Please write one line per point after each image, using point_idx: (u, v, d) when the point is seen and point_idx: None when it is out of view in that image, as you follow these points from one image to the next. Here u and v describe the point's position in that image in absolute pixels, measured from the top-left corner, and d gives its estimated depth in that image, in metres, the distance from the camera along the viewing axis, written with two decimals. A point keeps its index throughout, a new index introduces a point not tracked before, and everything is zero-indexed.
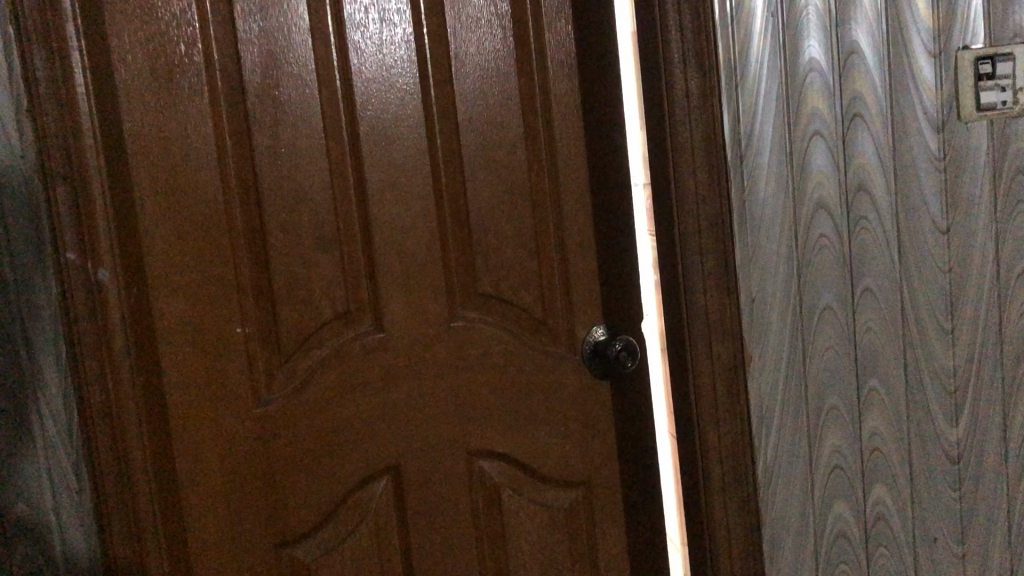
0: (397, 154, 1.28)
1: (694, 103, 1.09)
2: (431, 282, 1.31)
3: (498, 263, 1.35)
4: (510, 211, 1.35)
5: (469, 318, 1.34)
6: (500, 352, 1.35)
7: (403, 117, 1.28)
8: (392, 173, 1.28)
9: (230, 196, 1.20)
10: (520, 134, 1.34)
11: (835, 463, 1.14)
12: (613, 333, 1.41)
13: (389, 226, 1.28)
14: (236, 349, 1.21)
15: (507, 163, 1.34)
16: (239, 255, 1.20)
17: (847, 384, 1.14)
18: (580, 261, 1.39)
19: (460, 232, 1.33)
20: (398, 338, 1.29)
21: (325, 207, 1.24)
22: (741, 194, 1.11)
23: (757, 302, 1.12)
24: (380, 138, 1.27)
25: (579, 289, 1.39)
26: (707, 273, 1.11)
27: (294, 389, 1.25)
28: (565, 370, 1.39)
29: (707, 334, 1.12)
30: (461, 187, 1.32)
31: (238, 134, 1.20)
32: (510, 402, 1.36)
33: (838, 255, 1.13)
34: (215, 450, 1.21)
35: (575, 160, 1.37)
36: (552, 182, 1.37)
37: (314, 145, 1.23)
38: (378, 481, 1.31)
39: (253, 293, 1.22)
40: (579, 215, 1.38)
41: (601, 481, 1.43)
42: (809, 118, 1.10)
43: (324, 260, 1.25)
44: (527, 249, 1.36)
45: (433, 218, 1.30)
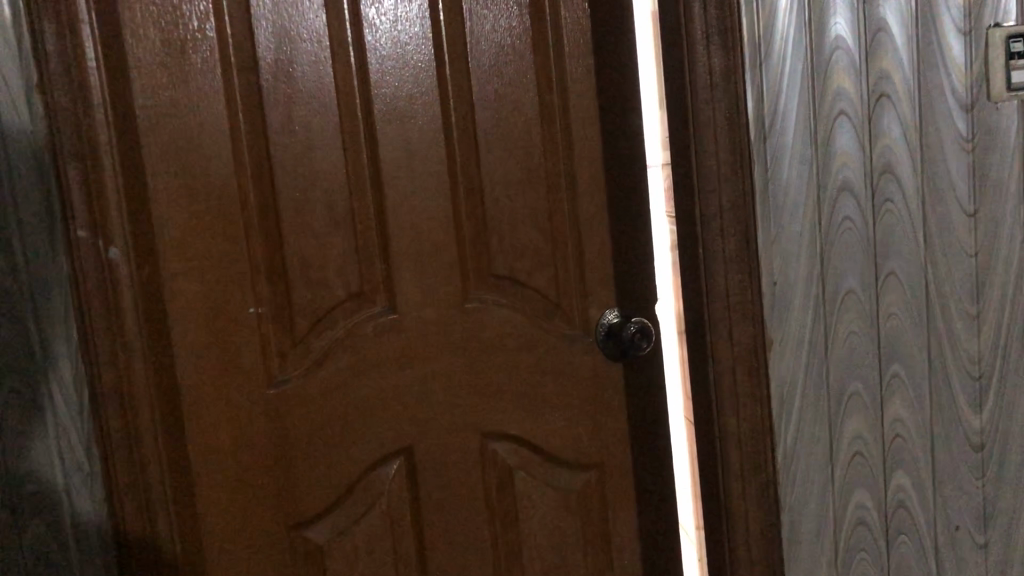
0: (412, 132, 1.25)
1: (717, 80, 1.08)
2: (445, 262, 1.29)
3: (512, 244, 1.33)
4: (526, 191, 1.33)
5: (484, 299, 1.32)
6: (514, 334, 1.34)
7: (418, 95, 1.26)
8: (407, 151, 1.25)
9: (243, 174, 1.18)
10: (536, 113, 1.32)
11: (856, 450, 1.13)
12: (627, 316, 1.39)
13: (404, 205, 1.26)
14: (249, 329, 1.20)
15: (523, 143, 1.32)
16: (252, 235, 1.19)
17: (869, 369, 1.12)
18: (595, 243, 1.37)
19: (475, 213, 1.31)
20: (412, 318, 1.28)
21: (338, 186, 1.23)
22: (765, 174, 1.09)
23: (780, 286, 1.10)
24: (395, 116, 1.24)
25: (594, 271, 1.37)
26: (725, 255, 1.10)
27: (307, 369, 1.23)
28: (579, 352, 1.38)
29: (727, 317, 1.10)
30: (477, 166, 1.30)
31: (251, 111, 1.18)
32: (524, 384, 1.35)
33: (862, 238, 1.10)
34: (228, 431, 1.20)
35: (591, 140, 1.35)
36: (568, 162, 1.34)
37: (328, 123, 1.21)
38: (391, 463, 1.29)
39: (267, 272, 1.20)
40: (595, 196, 1.36)
41: (615, 465, 1.42)
42: (835, 96, 1.08)
43: (337, 239, 1.23)
44: (542, 230, 1.35)
45: (448, 197, 1.28)
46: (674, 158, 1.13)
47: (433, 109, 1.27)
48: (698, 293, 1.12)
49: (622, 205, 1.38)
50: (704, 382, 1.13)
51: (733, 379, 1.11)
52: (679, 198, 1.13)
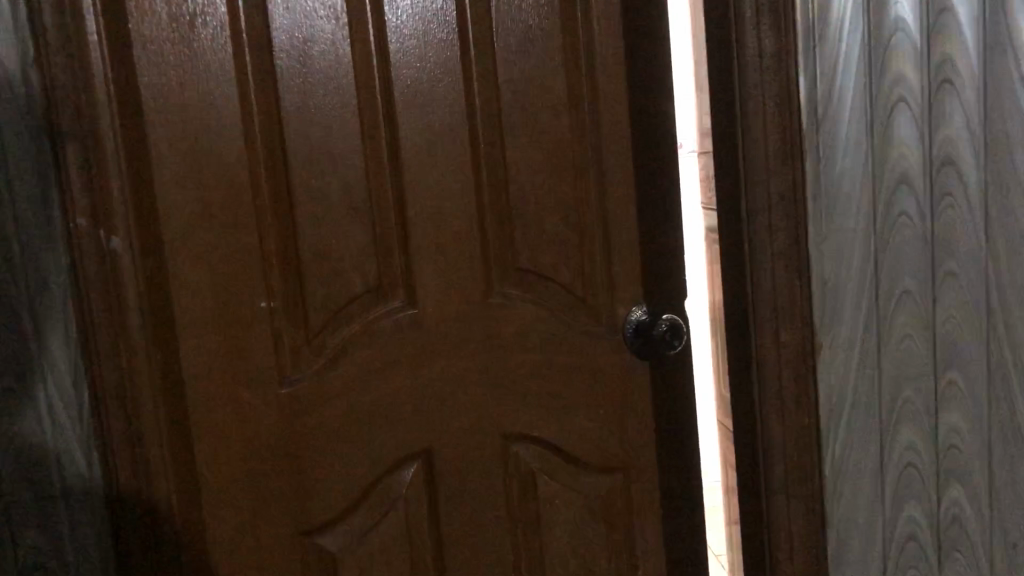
0: (434, 116, 1.18)
1: (768, 65, 1.00)
2: (467, 255, 1.21)
3: (538, 236, 1.25)
4: (552, 179, 1.25)
5: (507, 293, 1.24)
6: (538, 331, 1.26)
7: (440, 77, 1.18)
8: (428, 136, 1.18)
9: (255, 159, 1.10)
10: (564, 97, 1.24)
11: (907, 461, 1.06)
12: (657, 312, 1.31)
13: (424, 193, 1.18)
14: (261, 325, 1.12)
15: (549, 129, 1.24)
16: (264, 224, 1.11)
17: (923, 375, 1.05)
18: (623, 235, 1.28)
19: (499, 203, 1.23)
20: (432, 315, 1.20)
21: (355, 173, 1.15)
22: (817, 165, 1.01)
23: (831, 286, 1.03)
24: (416, 99, 1.16)
25: (624, 265, 1.29)
26: (776, 252, 1.02)
27: (321, 368, 1.16)
28: (608, 352, 1.29)
29: (774, 319, 1.03)
30: (501, 153, 1.22)
31: (262, 91, 1.09)
32: (547, 384, 1.27)
33: (919, 235, 1.03)
34: (238, 433, 1.12)
35: (623, 126, 1.26)
36: (598, 149, 1.26)
37: (345, 105, 1.13)
38: (409, 466, 1.22)
39: (279, 264, 1.13)
40: (625, 186, 1.27)
41: (641, 470, 1.33)
42: (894, 82, 1.01)
43: (353, 230, 1.16)
44: (568, 222, 1.26)
45: (471, 186, 1.21)
46: (716, 148, 1.05)
47: (456, 91, 1.19)
48: (741, 293, 1.05)
49: (653, 195, 1.30)
50: (746, 386, 1.07)
51: (779, 384, 1.04)
52: (722, 191, 1.06)
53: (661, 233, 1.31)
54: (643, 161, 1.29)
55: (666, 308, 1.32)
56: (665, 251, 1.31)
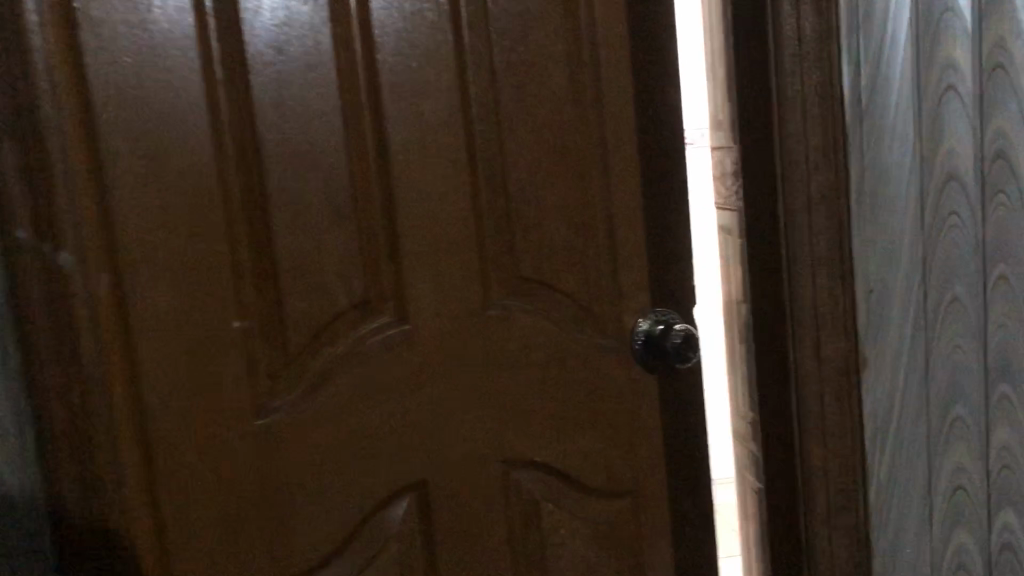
0: (425, 108, 1.05)
1: (808, 48, 0.90)
2: (463, 263, 1.09)
3: (539, 240, 1.13)
4: (555, 178, 1.13)
5: (508, 304, 1.12)
6: (541, 345, 1.14)
7: (431, 65, 1.05)
8: (420, 130, 1.05)
9: (225, 159, 0.96)
10: (566, 87, 1.12)
11: (957, 483, 0.97)
12: (670, 321, 1.19)
13: (414, 194, 1.05)
14: (233, 347, 0.98)
15: (550, 122, 1.12)
16: (238, 233, 0.98)
17: (974, 389, 0.96)
18: (630, 237, 1.17)
19: (497, 205, 1.11)
20: (425, 331, 1.08)
21: (338, 173, 1.02)
22: (862, 162, 0.91)
23: (876, 295, 0.93)
24: (406, 89, 1.04)
25: (632, 271, 1.17)
26: (818, 258, 0.92)
27: (302, 393, 1.03)
28: (615, 366, 1.18)
29: (814, 331, 0.94)
30: (499, 148, 1.10)
31: (232, 80, 0.96)
32: (551, 402, 1.15)
33: (969, 236, 0.94)
34: (209, 471, 0.98)
35: (630, 117, 1.15)
36: (603, 143, 1.14)
37: (326, 96, 1.00)
38: (400, 500, 1.09)
39: (253, 278, 0.99)
40: (631, 183, 1.16)
41: (651, 493, 1.22)
42: (943, 68, 0.91)
43: (337, 238, 1.02)
44: (572, 224, 1.14)
45: (468, 185, 1.08)
46: (747, 142, 0.96)
47: (450, 81, 1.06)
48: (780, 304, 0.96)
49: (660, 193, 1.20)
50: (784, 402, 0.98)
51: (823, 406, 0.95)
52: (755, 189, 0.96)
53: (668, 234, 1.21)
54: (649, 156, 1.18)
55: (675, 317, 1.20)
56: (672, 254, 1.21)
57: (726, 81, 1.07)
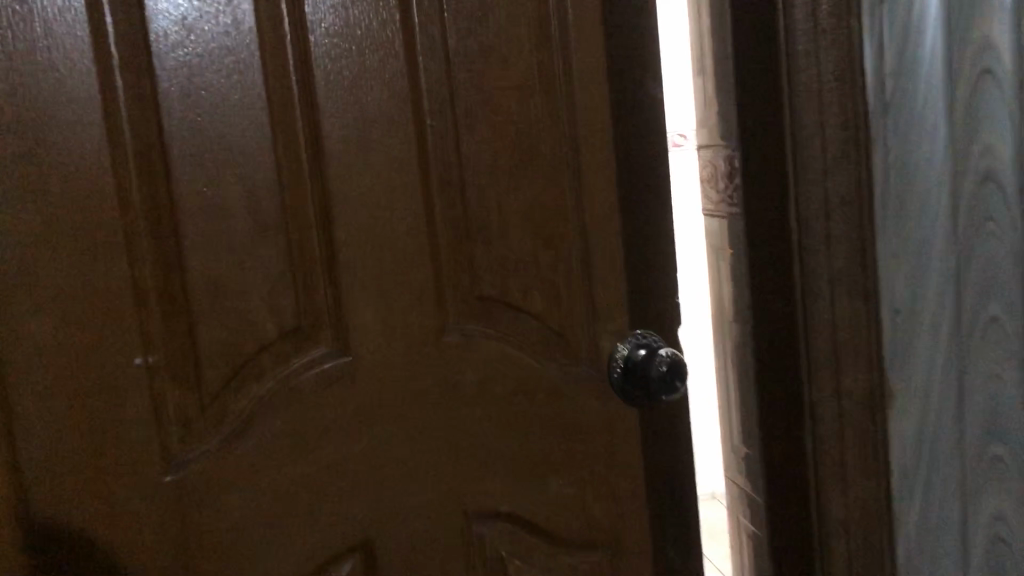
0: (366, 100, 0.89)
1: (825, 30, 0.81)
2: (413, 282, 0.92)
3: (502, 254, 0.97)
4: (521, 182, 0.97)
5: (467, 328, 0.96)
6: (505, 377, 0.98)
7: (374, 51, 0.89)
8: (359, 126, 0.89)
9: (123, 159, 0.79)
10: (534, 76, 0.96)
11: (996, 535, 0.84)
12: (653, 346, 1.02)
13: (352, 200, 0.89)
14: (137, 390, 0.81)
15: (514, 116, 0.96)
16: (139, 251, 0.80)
17: (1017, 428, 0.82)
18: (606, 249, 1.00)
19: (453, 212, 0.95)
20: (370, 362, 0.91)
21: (263, 177, 0.85)
22: (887, 157, 0.78)
23: (903, 316, 0.81)
24: (343, 79, 0.88)
25: (612, 289, 1.01)
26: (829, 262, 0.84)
27: (222, 444, 0.85)
28: (592, 400, 1.02)
29: (834, 344, 0.86)
30: (455, 148, 0.94)
31: (131, 63, 0.79)
32: (517, 442, 0.99)
33: (1014, 248, 0.79)
34: (107, 544, 0.80)
35: (606, 112, 0.99)
36: (577, 142, 0.98)
37: (246, 86, 0.84)
38: (342, 564, 0.92)
39: (160, 305, 0.82)
40: (606, 187, 1.00)
41: (632, 543, 1.06)
42: (980, 49, 0.77)
43: (262, 254, 0.86)
44: (540, 234, 0.98)
45: (419, 191, 0.92)
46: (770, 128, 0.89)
47: (397, 68, 0.90)
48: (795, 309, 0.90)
49: (647, 199, 1.05)
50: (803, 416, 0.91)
51: (841, 423, 0.87)
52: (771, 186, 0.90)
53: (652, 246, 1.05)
54: (628, 155, 1.03)
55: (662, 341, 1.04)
56: (656, 266, 1.06)
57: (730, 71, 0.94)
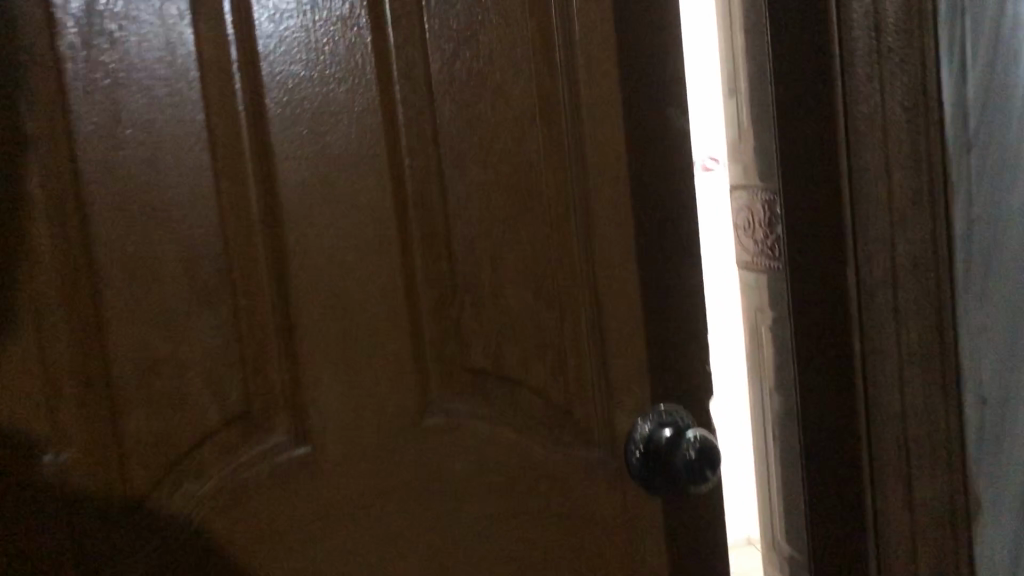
0: (331, 137, 0.74)
1: (893, 78, 0.69)
2: (386, 356, 0.78)
3: (497, 319, 0.81)
4: (518, 232, 0.81)
5: (451, 407, 0.81)
6: (498, 464, 0.83)
7: (343, 78, 0.74)
8: (321, 169, 0.74)
9: (30, 220, 0.68)
10: (533, 106, 0.81)
11: None
12: (682, 429, 0.85)
13: (310, 257, 0.74)
14: (47, 489, 0.70)
15: (511, 156, 0.80)
16: (50, 329, 0.69)
17: None
18: (622, 312, 0.85)
19: (438, 270, 0.79)
20: (331, 448, 0.77)
21: (204, 230, 0.71)
22: (972, 183, 0.69)
23: (1003, 408, 0.72)
24: (303, 111, 0.73)
25: (627, 357, 0.85)
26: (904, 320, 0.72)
27: (152, 551, 0.73)
28: (604, 489, 0.86)
29: (901, 445, 0.73)
30: (439, 192, 0.79)
31: (41, 100, 0.67)
32: (512, 542, 0.84)
33: None
34: None
35: (624, 146, 0.83)
36: (584, 184, 0.83)
37: (179, 121, 0.70)
38: None
39: (76, 391, 0.70)
40: (622, 238, 0.84)
41: None
42: None
43: (201, 324, 0.72)
44: (543, 295, 0.83)
45: (395, 244, 0.77)
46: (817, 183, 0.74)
47: (370, 97, 0.75)
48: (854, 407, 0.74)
49: (675, 253, 0.86)
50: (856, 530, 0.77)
51: (911, 534, 0.74)
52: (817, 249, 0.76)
53: (691, 307, 0.86)
54: (654, 198, 0.85)
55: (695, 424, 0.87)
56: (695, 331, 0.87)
57: (772, 98, 0.81)
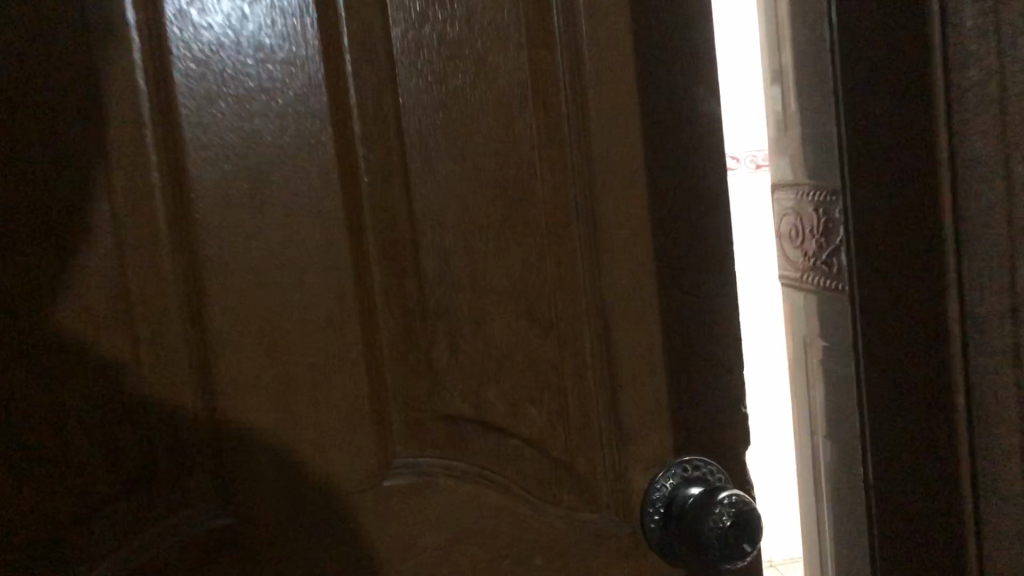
0: (258, 119, 0.58)
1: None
2: (336, 402, 0.62)
3: (480, 354, 0.65)
4: (508, 242, 0.65)
5: (422, 463, 0.65)
6: (482, 533, 0.67)
7: (276, 46, 0.58)
8: (245, 160, 0.58)
9: None
10: (525, 85, 0.64)
11: None
12: (713, 490, 0.68)
13: (232, 277, 0.59)
14: None
15: (497, 147, 0.64)
16: None
17: None
18: (638, 341, 0.68)
19: (404, 293, 0.63)
20: (267, 521, 0.61)
21: (91, 243, 0.55)
22: None
23: None
24: (222, 86, 0.57)
25: (643, 396, 0.69)
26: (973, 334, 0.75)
27: None
28: (614, 559, 0.69)
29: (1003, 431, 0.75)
30: (405, 193, 0.62)
31: None
32: None
33: None
34: None
35: (640, 134, 0.66)
36: (588, 183, 0.66)
37: (61, 101, 0.54)
38: None
39: None
40: (639, 250, 0.67)
41: None
42: None
43: (92, 365, 0.56)
44: (540, 323, 0.66)
45: (347, 259, 0.61)
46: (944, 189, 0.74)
47: (313, 71, 0.59)
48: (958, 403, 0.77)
49: (706, 268, 0.69)
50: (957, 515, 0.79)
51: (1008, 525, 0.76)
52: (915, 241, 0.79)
53: (718, 335, 0.70)
54: (679, 200, 0.68)
55: (727, 482, 0.70)
56: (725, 363, 0.70)
57: None
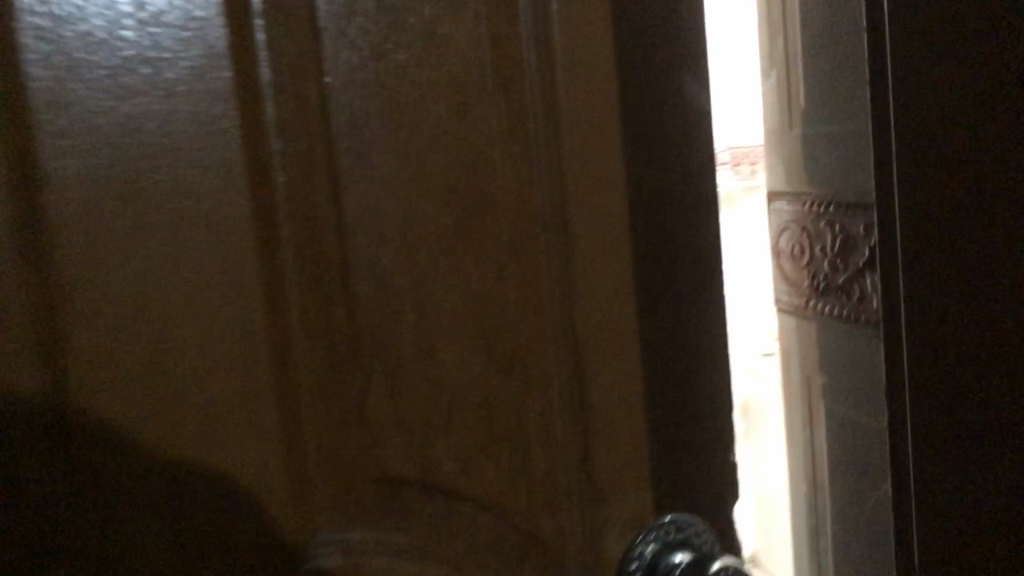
0: (139, 100, 0.44)
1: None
2: (243, 464, 0.49)
3: (424, 396, 0.53)
4: (461, 256, 0.52)
5: (354, 534, 0.52)
6: None
7: (162, 4, 0.45)
8: (122, 153, 0.44)
9: None
10: (483, 63, 0.52)
11: None
12: (703, 560, 0.56)
13: (104, 306, 0.45)
14: None
15: (449, 139, 0.52)
16: None
17: None
18: (615, 375, 0.56)
19: (330, 321, 0.50)
20: None
21: None
22: None
23: None
24: (88, 54, 0.43)
25: (619, 443, 0.57)
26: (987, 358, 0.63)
27: None
28: None
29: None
30: (332, 197, 0.49)
31: None
32: None
33: None
34: None
35: (618, 131, 0.55)
36: (557, 189, 0.54)
37: None
38: None
39: None
40: (618, 265, 0.56)
41: None
42: None
43: None
44: (497, 355, 0.54)
45: (256, 279, 0.48)
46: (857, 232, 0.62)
47: (213, 38, 0.46)
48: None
49: (693, 286, 0.58)
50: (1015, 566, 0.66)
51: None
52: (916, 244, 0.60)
53: (707, 371, 0.59)
54: (664, 206, 0.57)
55: (715, 544, 0.59)
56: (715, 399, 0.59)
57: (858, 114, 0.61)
